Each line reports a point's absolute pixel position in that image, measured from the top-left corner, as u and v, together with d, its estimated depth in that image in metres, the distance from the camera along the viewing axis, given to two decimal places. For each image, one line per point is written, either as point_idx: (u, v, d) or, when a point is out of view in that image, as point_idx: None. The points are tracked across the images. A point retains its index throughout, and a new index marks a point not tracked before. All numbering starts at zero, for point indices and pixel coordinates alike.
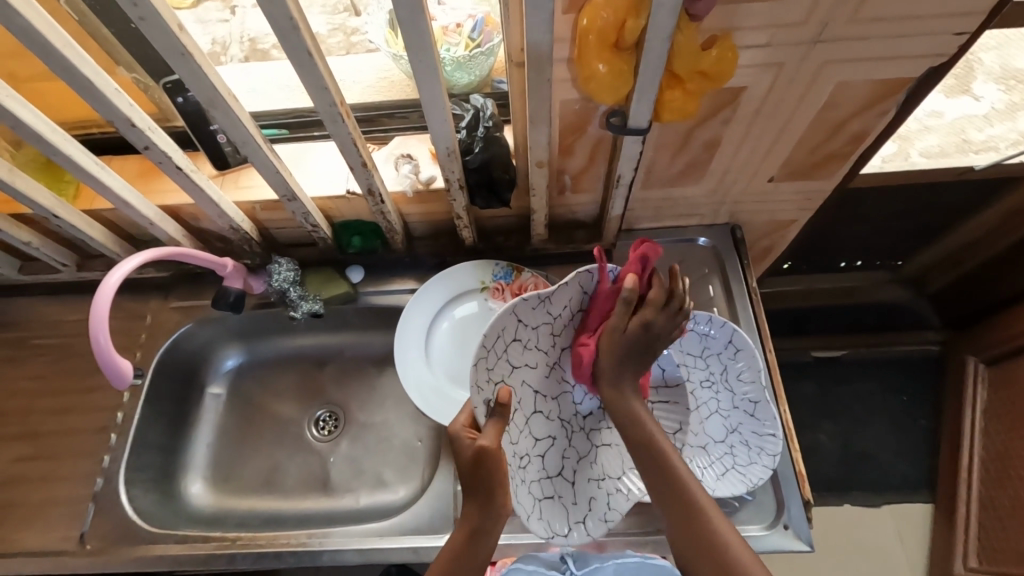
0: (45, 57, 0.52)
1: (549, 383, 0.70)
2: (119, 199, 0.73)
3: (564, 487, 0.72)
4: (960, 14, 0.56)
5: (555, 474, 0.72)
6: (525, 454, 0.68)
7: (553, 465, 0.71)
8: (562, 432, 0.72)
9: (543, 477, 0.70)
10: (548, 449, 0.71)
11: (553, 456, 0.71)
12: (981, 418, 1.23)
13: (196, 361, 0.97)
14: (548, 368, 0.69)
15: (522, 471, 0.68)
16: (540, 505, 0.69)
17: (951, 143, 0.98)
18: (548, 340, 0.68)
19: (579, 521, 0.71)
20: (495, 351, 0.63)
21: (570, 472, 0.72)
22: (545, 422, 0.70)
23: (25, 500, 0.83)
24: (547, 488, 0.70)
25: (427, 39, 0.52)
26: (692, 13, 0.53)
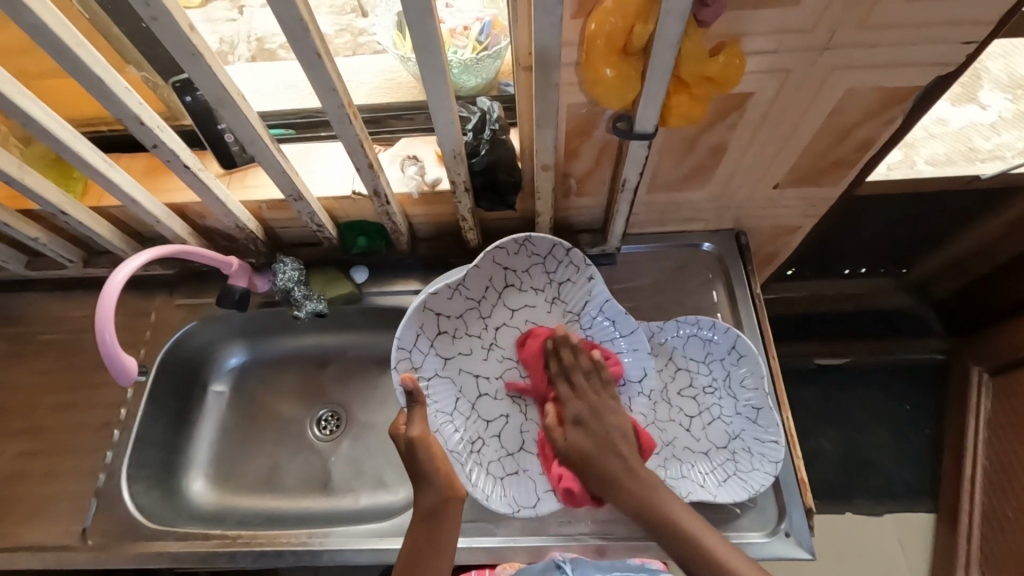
0: (58, 55, 0.52)
1: (492, 364, 0.82)
2: (127, 196, 0.74)
3: (527, 460, 0.79)
4: (968, 23, 0.56)
5: (516, 450, 0.80)
6: (475, 437, 0.79)
7: (512, 441, 0.80)
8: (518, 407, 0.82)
9: (501, 457, 0.79)
10: (504, 426, 0.81)
11: (510, 435, 0.81)
12: (984, 427, 1.22)
13: (199, 358, 0.97)
14: (485, 351, 0.82)
15: (473, 454, 0.78)
16: (503, 482, 0.77)
17: (958, 151, 0.97)
18: (478, 324, 0.82)
19: (546, 489, 0.76)
20: (421, 348, 0.78)
21: (529, 445, 0.80)
22: (494, 401, 0.81)
23: (27, 495, 0.83)
24: (509, 465, 0.79)
25: (435, 42, 0.53)
26: (700, 19, 0.53)
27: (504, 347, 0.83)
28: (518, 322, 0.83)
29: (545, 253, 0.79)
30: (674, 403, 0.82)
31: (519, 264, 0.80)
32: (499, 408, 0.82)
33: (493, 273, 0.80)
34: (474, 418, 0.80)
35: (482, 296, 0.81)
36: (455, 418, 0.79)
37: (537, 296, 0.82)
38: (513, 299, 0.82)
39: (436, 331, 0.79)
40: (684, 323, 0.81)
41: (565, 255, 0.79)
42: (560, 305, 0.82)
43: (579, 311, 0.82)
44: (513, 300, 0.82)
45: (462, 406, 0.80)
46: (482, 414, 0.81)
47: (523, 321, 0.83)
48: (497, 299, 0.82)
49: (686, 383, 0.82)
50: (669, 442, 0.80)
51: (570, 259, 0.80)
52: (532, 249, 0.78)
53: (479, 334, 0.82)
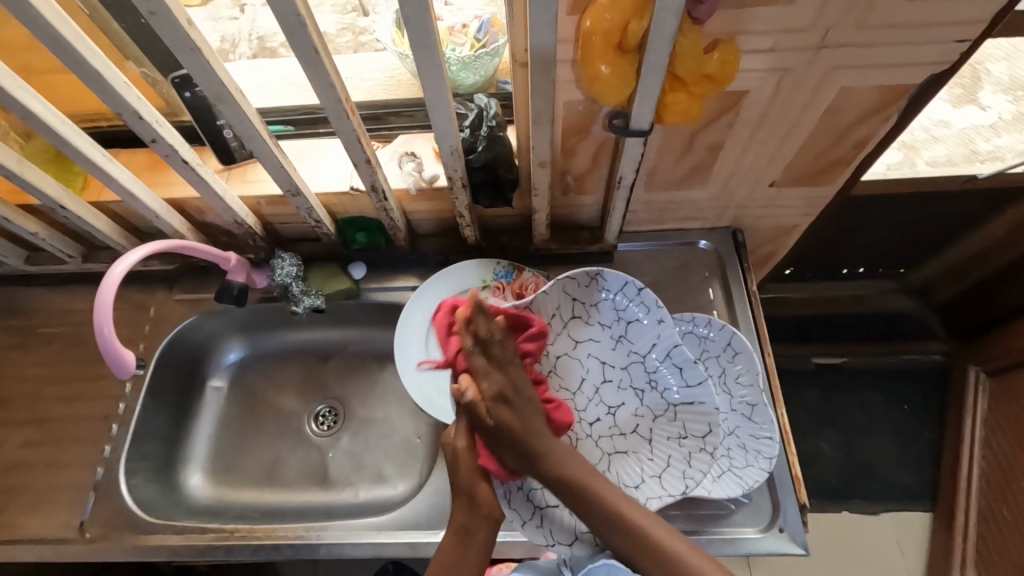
0: (57, 50, 0.52)
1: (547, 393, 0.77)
2: (126, 191, 0.74)
3: None
4: (963, 22, 0.57)
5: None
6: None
7: None
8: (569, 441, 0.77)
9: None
10: None
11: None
12: (981, 428, 1.23)
13: (199, 353, 0.97)
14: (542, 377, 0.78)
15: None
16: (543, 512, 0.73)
17: (960, 152, 0.97)
18: (540, 351, 0.76)
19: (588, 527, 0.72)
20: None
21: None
22: None
23: (26, 488, 0.83)
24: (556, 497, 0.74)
25: (432, 37, 0.53)
26: (696, 16, 0.53)
27: (564, 377, 0.78)
28: (581, 355, 0.78)
29: (614, 290, 0.74)
30: None
31: (589, 296, 0.75)
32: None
33: (561, 300, 0.75)
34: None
35: (547, 322, 0.76)
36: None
37: (603, 332, 0.77)
38: (581, 331, 0.77)
39: None
40: (681, 320, 0.81)
41: (636, 294, 0.73)
42: (626, 344, 0.76)
43: (646, 352, 0.75)
44: (579, 331, 0.77)
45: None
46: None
47: (587, 354, 0.78)
48: (561, 328, 0.77)
49: None
50: None
51: (640, 298, 0.73)
52: (602, 284, 0.74)
53: (538, 360, 0.77)
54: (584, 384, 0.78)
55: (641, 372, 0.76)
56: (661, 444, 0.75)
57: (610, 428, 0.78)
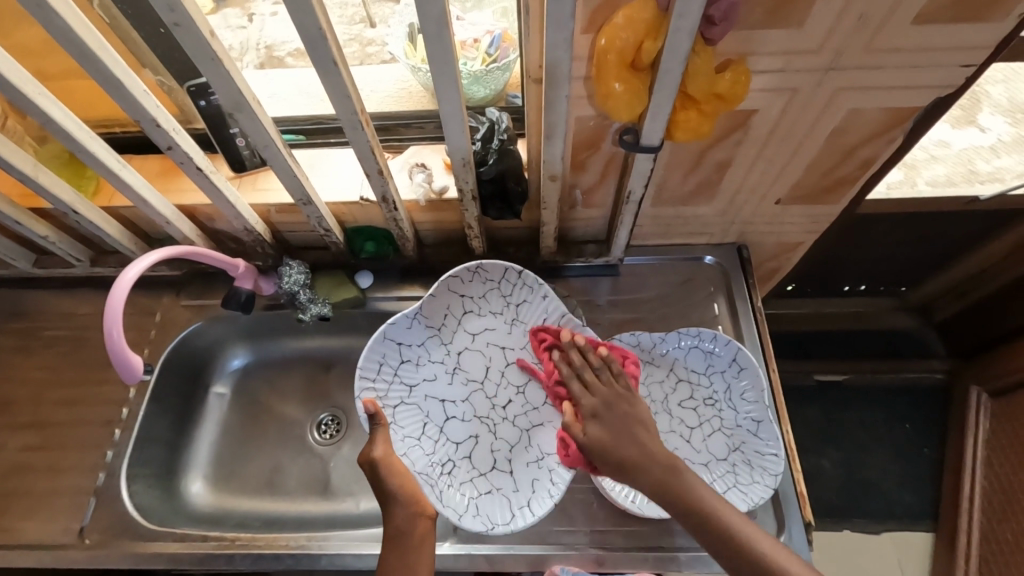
0: (81, 57, 0.53)
1: (454, 387, 0.83)
2: (138, 197, 0.75)
3: (500, 478, 0.78)
4: (968, 48, 0.58)
5: (488, 470, 0.79)
6: (446, 458, 0.79)
7: (481, 461, 0.79)
8: (484, 428, 0.82)
9: (474, 477, 0.78)
10: (472, 446, 0.81)
11: (480, 455, 0.80)
12: (983, 448, 1.22)
13: (203, 359, 0.97)
14: (448, 375, 0.83)
15: (446, 476, 0.77)
16: (477, 502, 0.76)
17: (959, 173, 0.98)
18: (441, 350, 0.83)
19: (521, 505, 0.75)
20: (386, 376, 0.79)
21: (503, 462, 0.79)
22: (460, 422, 0.81)
23: (24, 492, 0.83)
24: (482, 485, 0.78)
25: (450, 52, 0.54)
26: (708, 37, 0.54)
27: (469, 370, 0.83)
28: (480, 345, 0.84)
29: (497, 278, 0.81)
30: (674, 414, 0.82)
31: (473, 290, 0.82)
32: (467, 428, 0.81)
33: (450, 299, 0.82)
34: (443, 441, 0.80)
35: (441, 323, 0.82)
36: (422, 443, 0.79)
37: (496, 319, 0.84)
38: (473, 323, 0.84)
39: (398, 360, 0.80)
40: (686, 335, 0.81)
41: (518, 278, 0.82)
42: (519, 325, 0.84)
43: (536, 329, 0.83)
44: (472, 323, 0.84)
45: (431, 431, 0.80)
46: (450, 437, 0.80)
47: (484, 343, 0.84)
48: (457, 325, 0.83)
49: (686, 396, 0.82)
50: None
51: (522, 281, 0.82)
52: (484, 274, 0.81)
53: (442, 359, 0.83)
54: (489, 372, 0.84)
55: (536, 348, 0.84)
56: None
57: (523, 406, 0.82)
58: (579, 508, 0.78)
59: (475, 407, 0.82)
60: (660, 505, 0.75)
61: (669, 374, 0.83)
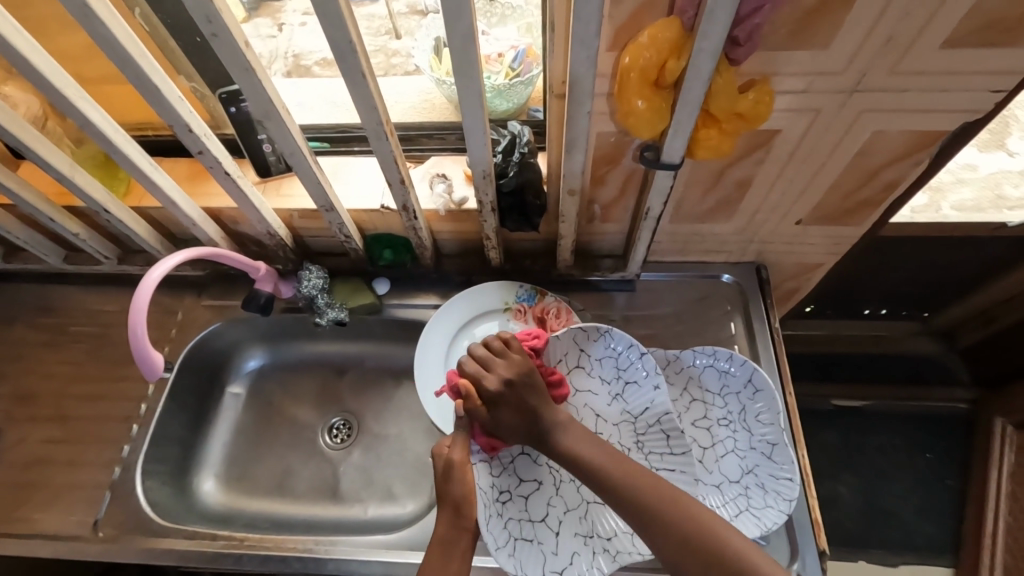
0: (122, 65, 0.56)
1: None
2: (167, 199, 0.77)
3: (545, 533, 0.74)
4: (994, 72, 0.57)
5: (539, 520, 0.75)
6: (505, 490, 0.75)
7: (535, 510, 0.75)
8: (551, 482, 0.77)
9: (522, 519, 0.74)
10: (533, 494, 0.76)
11: (536, 502, 0.76)
12: (1009, 483, 1.18)
13: (220, 359, 0.99)
14: None
15: (499, 504, 0.74)
16: (516, 543, 0.72)
17: (986, 198, 0.95)
18: None
19: (554, 569, 0.71)
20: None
21: (553, 521, 0.75)
22: (532, 466, 0.77)
23: (43, 484, 0.85)
24: (525, 531, 0.74)
25: (474, 66, 0.55)
26: (732, 57, 0.55)
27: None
28: (576, 405, 0.80)
29: (619, 351, 0.77)
30: (687, 434, 0.81)
31: (594, 351, 0.79)
32: (537, 473, 0.77)
33: (568, 348, 0.79)
34: (510, 473, 0.76)
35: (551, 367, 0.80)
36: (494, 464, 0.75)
37: (601, 385, 0.80)
38: (580, 382, 0.80)
39: None
40: (702, 353, 0.80)
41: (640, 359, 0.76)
42: (620, 403, 0.79)
43: (640, 414, 0.77)
44: (580, 382, 0.80)
45: (505, 456, 0.76)
46: (518, 472, 0.76)
47: (582, 406, 0.80)
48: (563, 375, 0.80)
49: (699, 415, 0.82)
50: None
51: (643, 363, 0.76)
52: (609, 341, 0.77)
53: None
54: None
55: (630, 432, 0.78)
56: None
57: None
58: None
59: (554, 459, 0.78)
60: None
61: (683, 393, 0.83)
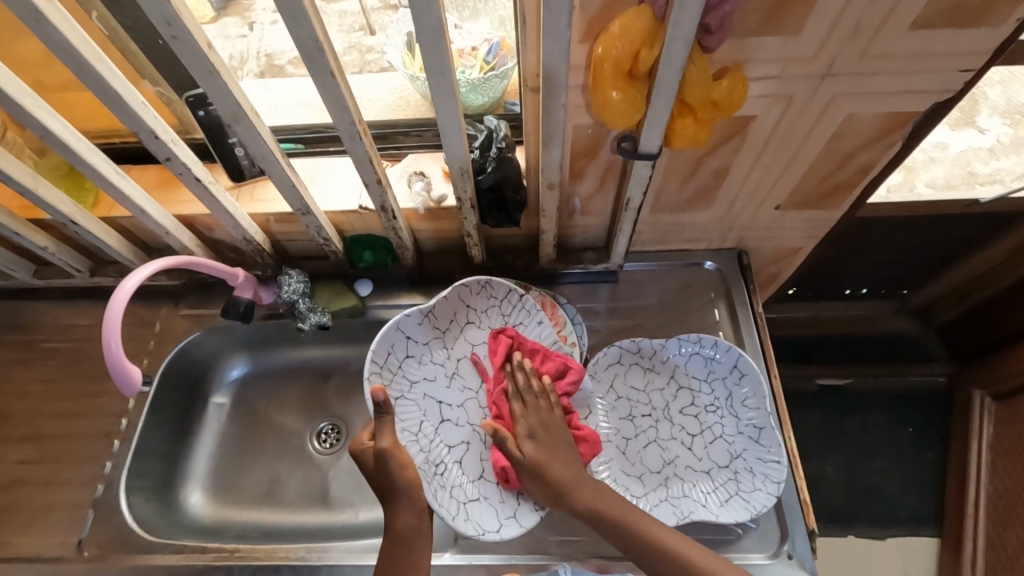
0: (79, 71, 0.53)
1: (451, 392, 0.82)
2: (137, 208, 0.74)
3: (488, 487, 0.77)
4: (961, 53, 0.58)
5: (476, 478, 0.78)
6: (439, 460, 0.77)
7: (472, 467, 0.79)
8: (475, 437, 0.81)
9: (463, 482, 0.77)
10: (464, 453, 0.80)
11: (470, 462, 0.79)
12: (988, 454, 1.21)
13: (202, 369, 0.97)
14: (447, 378, 0.82)
15: (439, 477, 0.76)
16: (467, 507, 0.75)
17: (958, 175, 0.98)
18: (443, 353, 0.82)
19: (509, 516, 0.74)
20: (392, 368, 0.78)
21: (491, 473, 0.78)
22: (454, 428, 0.81)
23: (23, 506, 0.83)
24: (471, 491, 0.77)
25: (446, 61, 0.54)
26: (705, 45, 0.54)
27: (466, 378, 0.83)
28: (478, 355, 0.84)
29: (501, 296, 0.82)
30: (675, 421, 0.82)
31: (479, 302, 0.83)
32: (460, 434, 0.81)
33: (457, 306, 0.82)
34: (437, 441, 0.79)
35: (446, 327, 0.83)
36: (420, 440, 0.77)
37: None
38: (474, 334, 0.84)
39: (403, 354, 0.79)
40: (687, 341, 0.81)
41: (519, 299, 0.82)
42: None
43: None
44: (474, 333, 0.84)
45: (426, 429, 0.78)
46: (444, 440, 0.79)
47: (483, 353, 0.84)
48: (459, 331, 0.83)
49: (687, 403, 0.82)
50: (671, 461, 0.80)
51: (523, 303, 0.82)
52: (491, 291, 0.82)
53: (443, 362, 0.82)
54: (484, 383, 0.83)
55: None
56: None
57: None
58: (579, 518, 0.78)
59: (468, 415, 0.82)
60: (661, 514, 0.75)
61: (669, 382, 0.83)
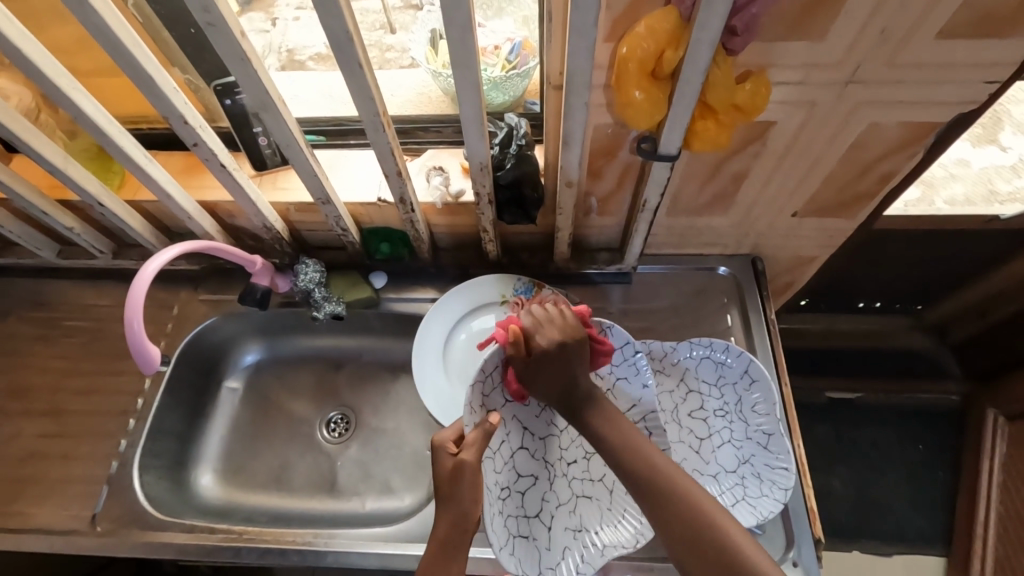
0: (116, 55, 0.55)
1: (537, 422, 0.77)
2: (163, 191, 0.76)
3: (540, 529, 0.73)
4: (988, 64, 0.58)
5: (533, 516, 0.73)
6: (505, 485, 0.72)
7: (530, 506, 0.74)
8: (544, 476, 0.76)
9: (518, 515, 0.72)
10: (528, 487, 0.74)
11: (532, 498, 0.74)
12: (999, 473, 1.19)
13: (217, 354, 0.99)
14: (538, 408, 0.77)
15: (501, 501, 0.70)
16: (515, 541, 0.70)
17: (979, 192, 0.97)
18: None
19: (550, 568, 0.71)
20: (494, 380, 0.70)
21: (547, 516, 0.74)
22: (528, 460, 0.75)
23: (40, 478, 0.84)
24: (521, 527, 0.72)
25: (472, 56, 0.55)
26: (729, 48, 0.55)
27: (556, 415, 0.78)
28: None
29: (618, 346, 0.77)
30: (684, 424, 0.82)
31: None
32: (531, 467, 0.75)
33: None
34: (509, 466, 0.73)
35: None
36: (496, 459, 0.71)
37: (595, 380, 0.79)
38: None
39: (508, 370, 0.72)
40: (698, 345, 0.80)
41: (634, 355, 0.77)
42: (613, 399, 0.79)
43: (629, 409, 0.78)
44: None
45: (505, 451, 0.73)
46: (516, 466, 0.74)
47: None
48: None
49: (696, 406, 0.82)
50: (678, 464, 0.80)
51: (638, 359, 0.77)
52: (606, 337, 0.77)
53: None
54: (571, 428, 0.78)
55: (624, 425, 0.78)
56: (624, 493, 0.76)
57: (583, 473, 0.77)
58: None
59: (547, 453, 0.77)
60: None
61: (679, 385, 0.83)
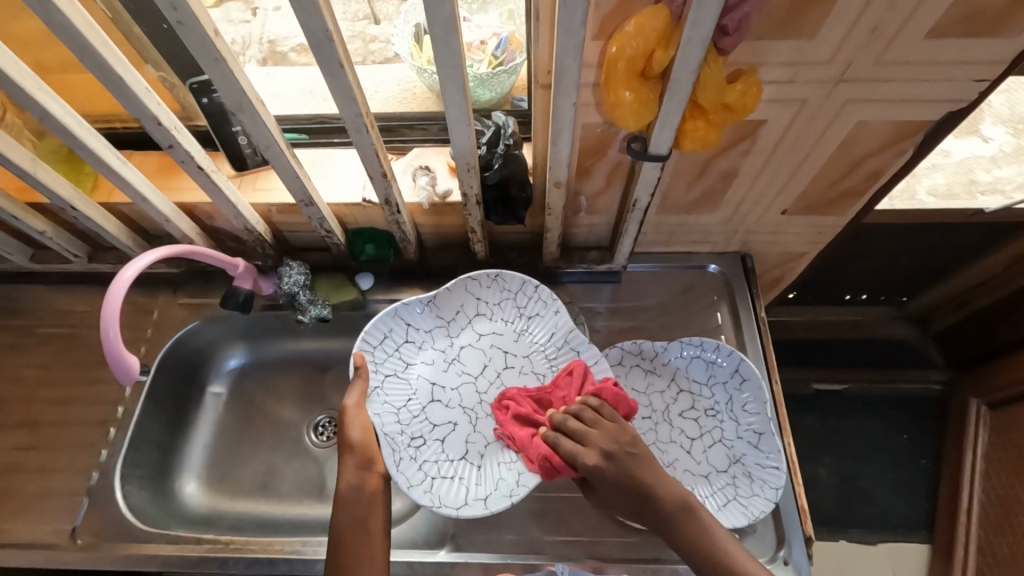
0: (82, 54, 0.52)
1: (447, 375, 0.82)
2: (138, 194, 0.73)
3: (466, 469, 0.76)
4: (977, 62, 0.57)
5: (458, 458, 0.77)
6: (419, 434, 0.77)
7: (455, 449, 0.78)
8: (464, 421, 0.80)
9: (440, 459, 0.77)
10: (448, 434, 0.79)
11: (453, 442, 0.78)
12: (980, 462, 1.21)
13: (200, 358, 0.96)
14: (446, 363, 0.82)
15: (412, 448, 0.76)
16: (433, 482, 0.74)
17: (959, 182, 0.97)
18: (444, 340, 0.83)
19: (477, 497, 0.73)
20: (386, 349, 0.80)
21: (473, 455, 0.77)
22: (443, 409, 0.80)
23: (17, 492, 0.82)
24: (446, 469, 0.76)
25: (457, 55, 0.53)
26: (720, 47, 0.54)
27: (466, 364, 0.83)
28: (483, 345, 0.83)
29: (515, 288, 0.82)
30: (675, 424, 0.81)
31: (491, 296, 0.83)
32: (448, 415, 0.80)
33: (465, 298, 0.83)
34: (421, 418, 0.79)
35: (451, 317, 0.83)
36: (400, 413, 0.78)
37: (505, 325, 0.83)
38: (480, 325, 0.83)
39: (402, 337, 0.81)
40: (688, 345, 0.81)
41: (535, 291, 0.82)
42: (527, 337, 0.83)
43: (546, 342, 0.82)
44: (481, 324, 0.83)
45: (413, 406, 0.79)
46: (429, 417, 0.79)
47: (489, 344, 0.83)
48: (466, 323, 0.83)
49: (687, 406, 0.82)
50: (670, 464, 0.79)
51: (538, 295, 0.82)
52: (503, 283, 0.82)
53: (444, 348, 0.83)
54: (486, 371, 0.82)
55: (542, 360, 0.82)
56: None
57: None
58: (573, 515, 0.78)
59: (462, 398, 0.81)
60: None
61: (670, 385, 0.83)
